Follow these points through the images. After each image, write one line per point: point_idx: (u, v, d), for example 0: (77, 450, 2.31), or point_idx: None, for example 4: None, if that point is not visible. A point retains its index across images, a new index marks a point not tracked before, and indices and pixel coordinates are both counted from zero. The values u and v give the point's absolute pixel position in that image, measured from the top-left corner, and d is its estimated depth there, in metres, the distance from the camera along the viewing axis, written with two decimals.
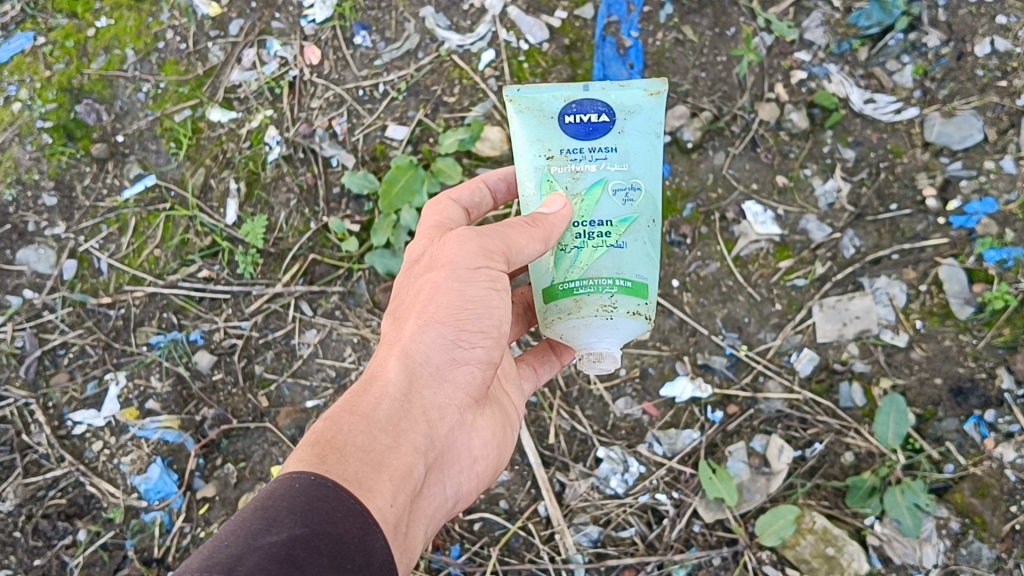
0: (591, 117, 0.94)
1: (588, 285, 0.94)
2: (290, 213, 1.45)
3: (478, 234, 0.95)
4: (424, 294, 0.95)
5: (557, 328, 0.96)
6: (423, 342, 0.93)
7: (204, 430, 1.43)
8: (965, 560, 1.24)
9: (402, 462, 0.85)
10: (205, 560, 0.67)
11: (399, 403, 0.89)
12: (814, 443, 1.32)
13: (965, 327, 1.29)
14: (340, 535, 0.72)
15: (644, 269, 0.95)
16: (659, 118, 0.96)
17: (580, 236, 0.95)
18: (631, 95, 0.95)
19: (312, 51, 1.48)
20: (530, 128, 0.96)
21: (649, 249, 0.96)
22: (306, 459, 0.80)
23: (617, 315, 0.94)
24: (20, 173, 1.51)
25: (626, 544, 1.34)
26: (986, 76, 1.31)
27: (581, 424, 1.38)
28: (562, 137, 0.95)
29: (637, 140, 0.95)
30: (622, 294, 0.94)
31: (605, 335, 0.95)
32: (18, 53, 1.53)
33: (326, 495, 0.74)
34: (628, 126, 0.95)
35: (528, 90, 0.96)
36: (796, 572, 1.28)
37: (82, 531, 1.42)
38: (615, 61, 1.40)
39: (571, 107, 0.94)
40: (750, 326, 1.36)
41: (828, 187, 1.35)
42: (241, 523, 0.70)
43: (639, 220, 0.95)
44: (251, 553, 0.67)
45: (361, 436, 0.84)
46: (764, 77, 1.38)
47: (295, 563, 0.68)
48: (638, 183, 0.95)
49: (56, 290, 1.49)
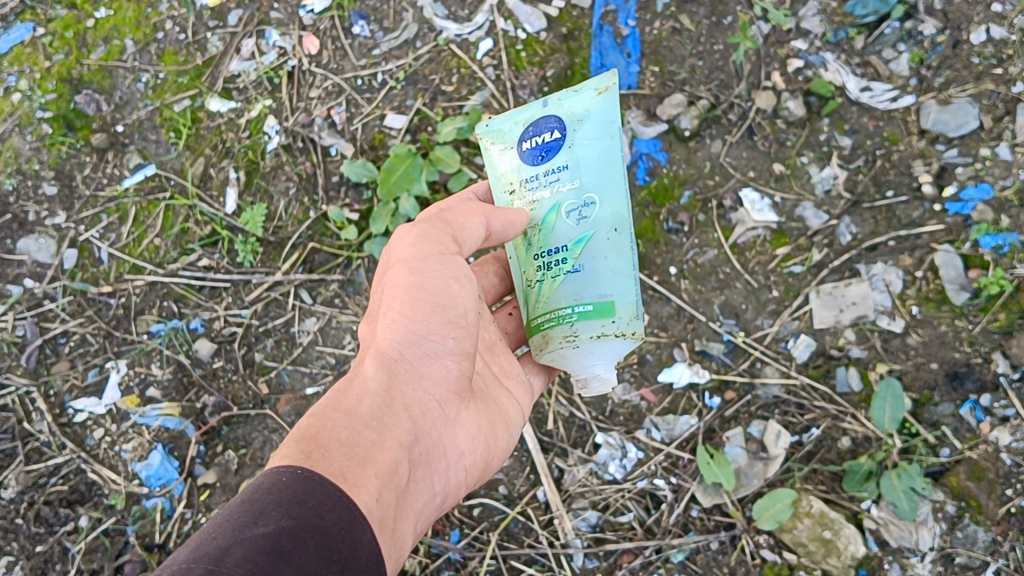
0: (545, 136, 0.97)
1: (551, 318, 1.00)
2: (289, 202, 1.46)
3: (415, 228, 0.99)
4: (389, 296, 0.97)
5: (545, 360, 1.03)
6: (394, 338, 0.94)
7: (204, 417, 1.44)
8: (960, 543, 1.24)
9: (384, 457, 0.86)
10: (192, 553, 0.65)
11: (378, 399, 0.90)
12: (811, 429, 1.33)
13: (960, 312, 1.29)
14: (327, 528, 0.71)
15: (607, 288, 0.98)
16: (612, 116, 0.96)
17: (541, 267, 1.00)
18: (582, 99, 0.96)
19: (311, 41, 1.49)
20: (495, 158, 1.02)
21: (613, 262, 0.99)
22: (289, 455, 0.79)
23: (582, 341, 0.99)
24: (20, 163, 1.52)
25: (625, 529, 1.34)
26: (981, 64, 1.32)
27: (579, 410, 1.39)
28: (520, 166, 1.00)
29: (589, 148, 0.97)
30: (581, 321, 0.98)
31: (583, 362, 1.00)
32: (18, 45, 1.55)
33: (312, 489, 0.74)
34: (578, 137, 0.96)
35: (495, 121, 1.01)
36: (792, 555, 1.30)
37: (83, 517, 1.43)
38: (612, 49, 1.42)
39: (527, 131, 0.98)
40: (747, 313, 1.37)
41: (825, 174, 1.36)
42: (226, 519, 0.69)
43: (597, 236, 0.98)
44: (238, 545, 0.66)
45: (343, 433, 0.84)
46: (761, 65, 1.39)
47: (284, 553, 0.67)
48: (591, 198, 0.97)
49: (56, 280, 1.49)
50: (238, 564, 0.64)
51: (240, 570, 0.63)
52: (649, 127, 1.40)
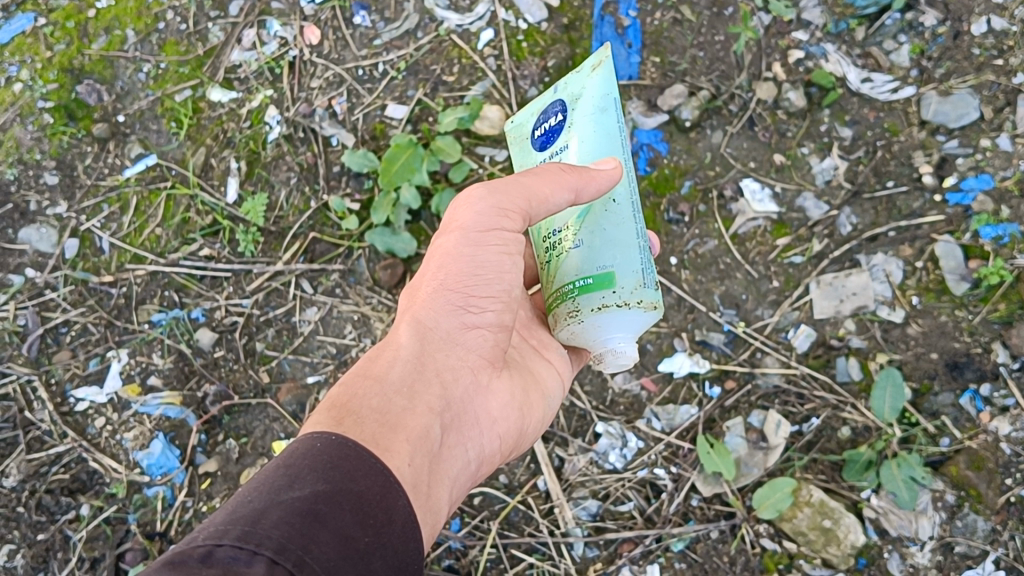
0: (551, 121, 1.00)
1: (558, 296, 0.96)
2: (290, 192, 1.46)
3: (489, 192, 0.91)
4: (437, 259, 0.95)
5: (567, 340, 0.99)
6: (432, 306, 0.94)
7: (205, 406, 1.44)
8: (960, 532, 1.25)
9: (417, 424, 0.86)
10: (229, 515, 0.67)
11: (409, 366, 0.91)
12: (811, 418, 1.33)
13: (960, 303, 1.29)
14: (362, 492, 0.72)
15: (606, 259, 0.92)
16: (608, 91, 0.95)
17: (551, 247, 0.98)
18: (579, 79, 0.97)
19: (312, 32, 1.49)
20: (518, 152, 1.06)
21: (612, 232, 0.93)
22: (322, 422, 0.81)
23: (585, 316, 0.93)
24: (21, 153, 1.52)
25: (625, 518, 1.35)
26: (982, 55, 1.32)
27: (580, 399, 1.39)
28: (534, 154, 1.03)
29: (584, 125, 0.95)
30: (583, 294, 0.93)
31: (597, 337, 0.96)
32: (19, 35, 1.55)
33: (347, 454, 0.75)
34: (575, 114, 0.96)
35: (519, 118, 1.06)
36: (792, 544, 1.30)
37: (84, 506, 1.43)
38: (614, 40, 1.42)
39: (540, 119, 1.02)
40: (748, 304, 1.37)
41: (825, 165, 1.36)
42: (263, 482, 0.71)
43: (593, 209, 0.94)
44: (275, 507, 0.67)
45: (374, 399, 0.86)
46: (762, 56, 1.39)
47: (319, 515, 0.68)
48: None
49: (58, 269, 1.50)
50: (273, 526, 0.65)
51: (275, 532, 0.64)
52: (650, 118, 1.40)
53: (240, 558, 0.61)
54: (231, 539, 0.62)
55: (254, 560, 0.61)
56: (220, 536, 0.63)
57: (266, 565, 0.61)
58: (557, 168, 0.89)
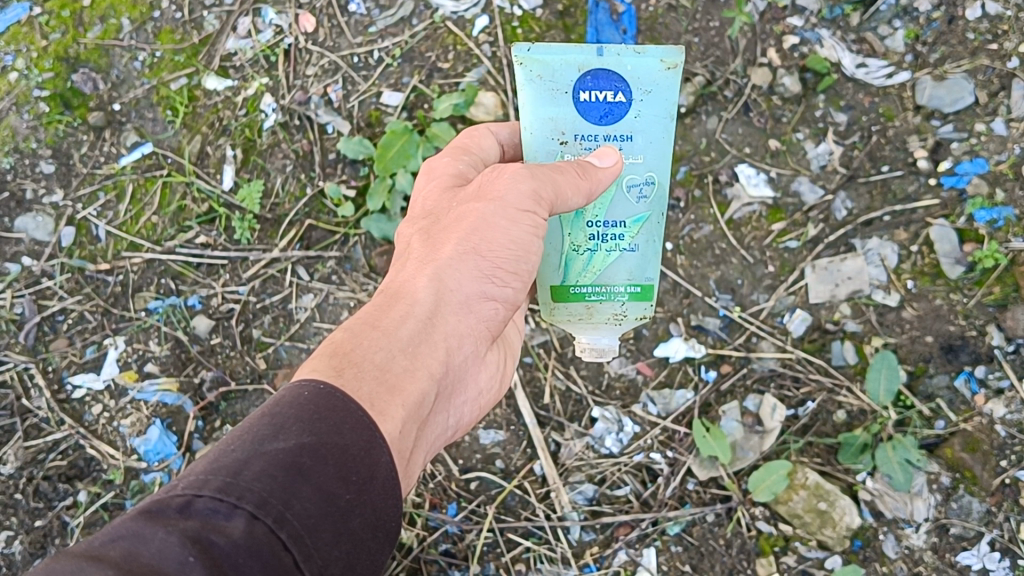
0: (606, 94, 0.96)
1: (601, 292, 1.03)
2: (286, 179, 1.46)
3: (532, 175, 0.93)
4: (467, 223, 0.96)
5: (566, 324, 1.06)
6: (455, 268, 0.94)
7: (202, 393, 1.46)
8: (955, 513, 1.26)
9: (417, 389, 0.86)
10: (212, 463, 0.69)
11: (421, 325, 0.90)
12: (806, 402, 1.34)
13: (955, 286, 1.30)
14: (347, 446, 0.73)
15: (655, 272, 1.04)
16: (674, 94, 0.98)
17: (593, 238, 1.01)
18: (648, 68, 0.96)
19: (307, 19, 1.48)
20: (540, 98, 0.97)
21: (660, 245, 1.04)
22: (322, 370, 0.81)
23: (625, 321, 1.06)
24: (17, 142, 1.52)
25: (622, 502, 1.36)
26: (977, 39, 1.30)
27: (576, 384, 1.39)
28: (573, 117, 0.97)
29: (653, 128, 0.98)
30: (632, 301, 1.04)
31: (610, 336, 1.07)
32: (14, 24, 1.52)
33: (335, 406, 0.75)
34: (645, 104, 0.97)
35: (544, 55, 0.96)
36: (788, 527, 1.31)
37: (82, 492, 1.46)
38: (608, 26, 1.40)
39: (585, 80, 0.95)
40: (743, 288, 1.37)
41: (820, 150, 1.35)
42: (247, 430, 0.72)
43: (651, 217, 1.02)
44: (257, 458, 0.69)
45: (380, 354, 0.85)
46: (757, 42, 1.37)
47: (302, 469, 0.69)
48: (652, 176, 1.00)
49: (54, 258, 1.50)
50: (255, 479, 0.67)
51: (257, 485, 0.67)
52: None
53: (219, 512, 0.64)
54: (211, 490, 0.65)
55: (233, 514, 0.64)
56: (200, 486, 0.66)
57: (246, 520, 0.64)
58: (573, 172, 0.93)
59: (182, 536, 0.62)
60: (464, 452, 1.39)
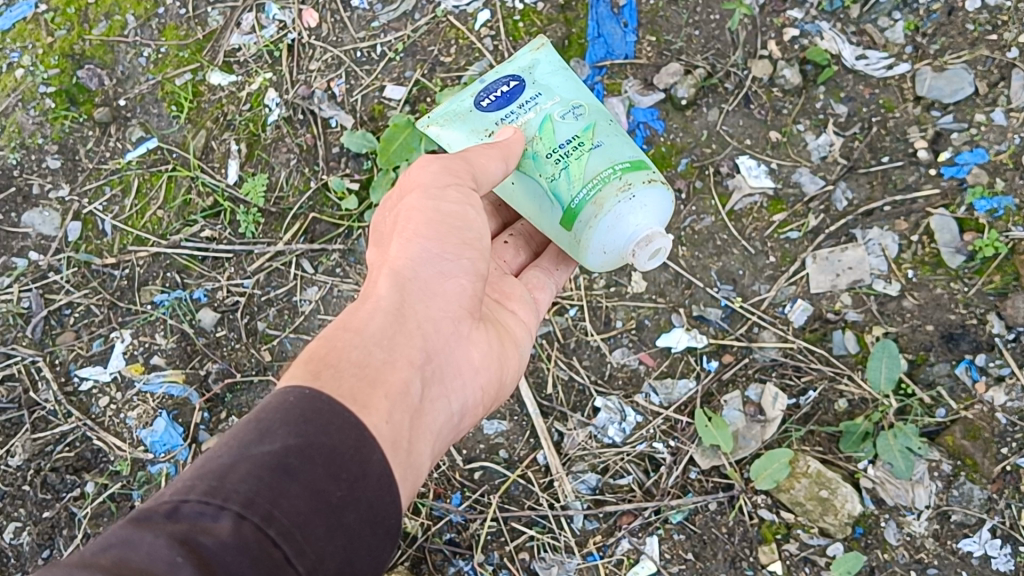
0: (502, 89, 1.08)
1: (595, 184, 1.00)
2: (290, 173, 1.48)
3: (442, 159, 0.99)
4: (402, 220, 0.98)
5: (599, 237, 1.01)
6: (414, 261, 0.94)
7: (208, 384, 1.45)
8: (955, 501, 1.26)
9: (397, 377, 0.85)
10: (198, 470, 0.67)
11: (388, 318, 0.90)
12: (808, 391, 1.33)
13: (955, 275, 1.30)
14: (335, 445, 0.71)
15: (631, 152, 1.03)
16: (557, 60, 1.11)
17: (560, 159, 1.02)
18: (523, 59, 1.11)
19: (310, 14, 1.52)
20: (456, 129, 1.09)
21: (621, 139, 1.05)
22: (299, 375, 0.79)
23: (635, 189, 1.00)
24: (23, 138, 1.54)
25: (624, 491, 1.36)
26: (976, 30, 1.33)
27: (579, 373, 1.41)
28: (486, 116, 1.07)
29: (552, 81, 1.09)
30: (627, 173, 1.00)
31: (640, 214, 1.01)
32: (20, 21, 1.58)
33: (320, 408, 0.73)
34: (537, 75, 1.09)
35: (440, 112, 1.11)
36: (790, 514, 1.31)
37: (89, 483, 1.44)
38: (609, 19, 1.43)
39: (481, 95, 1.09)
40: (745, 279, 1.37)
41: (821, 141, 1.37)
42: (234, 436, 0.71)
43: (598, 123, 1.05)
44: (244, 461, 0.67)
45: (354, 352, 0.85)
46: (757, 34, 1.40)
47: (290, 469, 0.67)
48: (576, 102, 1.06)
49: (61, 252, 1.52)
50: (241, 480, 0.65)
51: (243, 486, 0.65)
52: (645, 97, 1.41)
53: (206, 514, 0.62)
54: (197, 494, 0.64)
55: (220, 515, 0.62)
56: (186, 491, 0.64)
57: (233, 520, 0.62)
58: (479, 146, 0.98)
59: (169, 539, 0.60)
60: (467, 443, 1.41)
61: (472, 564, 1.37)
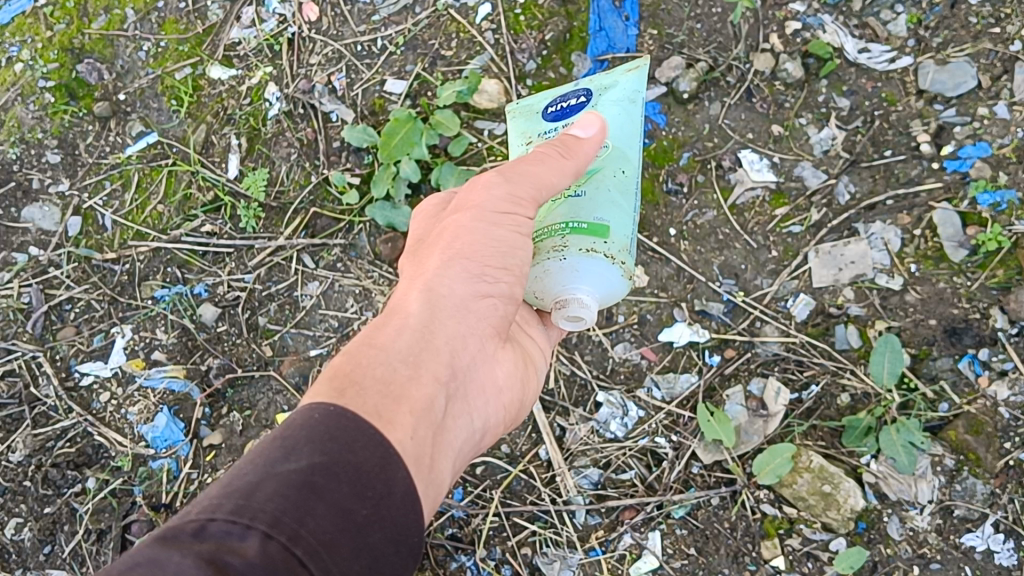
0: (569, 101, 1.03)
1: (544, 232, 0.98)
2: (291, 167, 1.47)
3: (507, 176, 0.93)
4: (451, 232, 0.95)
5: (533, 288, 0.98)
6: (449, 277, 0.92)
7: (209, 379, 1.45)
8: (959, 495, 1.26)
9: (422, 394, 0.84)
10: (224, 488, 0.66)
11: (418, 334, 0.88)
12: (810, 385, 1.33)
13: (959, 269, 1.30)
14: (359, 463, 0.70)
15: (604, 213, 0.97)
16: (638, 89, 1.03)
17: None
18: (613, 73, 1.03)
19: (310, 8, 1.50)
20: (518, 122, 1.08)
21: (618, 199, 0.99)
22: (323, 392, 0.78)
23: (569, 254, 0.95)
24: (23, 133, 1.54)
25: (626, 486, 1.36)
26: (979, 23, 1.32)
27: (580, 368, 1.40)
28: (541, 120, 1.05)
29: (610, 110, 1.01)
30: (574, 233, 0.96)
31: (569, 280, 0.95)
32: (20, 15, 1.56)
33: (345, 424, 0.73)
34: (604, 99, 1.02)
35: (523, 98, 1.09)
36: (792, 509, 1.31)
37: (91, 479, 1.45)
38: (611, 13, 1.42)
39: (554, 99, 1.04)
40: (747, 273, 1.37)
41: (823, 135, 1.36)
42: (259, 453, 0.70)
43: (604, 172, 0.99)
44: (270, 480, 0.66)
45: (379, 369, 0.83)
46: (759, 27, 1.38)
47: (316, 488, 0.66)
48: (604, 141, 1.00)
49: (61, 247, 1.51)
50: (268, 499, 0.64)
51: (270, 505, 0.63)
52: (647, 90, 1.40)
53: (233, 533, 0.61)
54: (225, 513, 0.62)
55: (247, 534, 0.61)
56: (213, 509, 0.63)
57: (260, 540, 0.60)
58: (554, 152, 0.94)
59: (196, 559, 0.58)
60: None
61: (473, 559, 1.38)
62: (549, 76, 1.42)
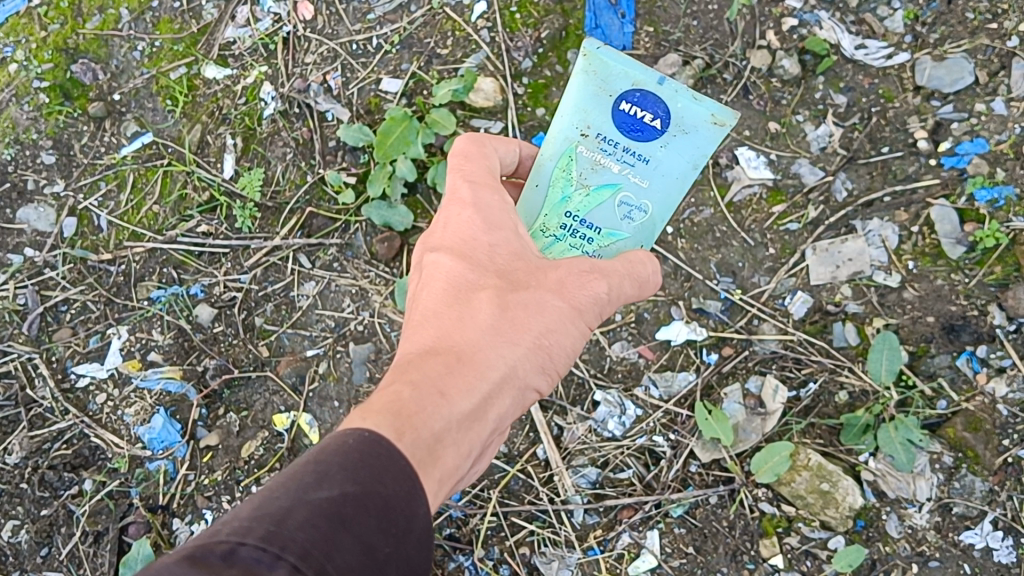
0: (645, 117, 1.03)
1: None
2: (287, 167, 1.47)
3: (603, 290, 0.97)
4: (533, 306, 0.94)
5: None
6: (519, 348, 0.92)
7: (206, 380, 1.45)
8: (958, 493, 1.26)
9: (464, 463, 0.84)
10: (255, 509, 0.65)
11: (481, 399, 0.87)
12: (809, 383, 1.33)
13: (956, 266, 1.29)
14: (389, 496, 0.70)
15: None
16: (706, 149, 1.04)
17: (564, 226, 1.05)
18: (697, 112, 1.03)
19: (305, 6, 1.49)
20: (585, 90, 1.04)
21: None
22: (388, 432, 0.77)
23: None
24: (18, 134, 1.52)
25: (625, 485, 1.35)
26: (976, 19, 1.31)
27: (578, 367, 1.38)
28: (606, 118, 1.04)
29: (670, 163, 1.04)
30: None
31: None
32: (14, 15, 1.55)
33: (379, 453, 0.73)
34: (674, 142, 1.03)
35: (608, 54, 1.04)
36: (791, 507, 1.31)
37: (88, 481, 1.45)
38: (606, 9, 1.41)
39: (633, 96, 1.03)
40: (744, 271, 1.36)
41: (820, 132, 1.35)
42: (292, 476, 0.69)
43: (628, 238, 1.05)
44: (301, 507, 0.65)
45: (440, 423, 0.82)
46: (756, 24, 1.38)
47: (345, 519, 0.66)
48: (646, 205, 1.04)
49: (56, 248, 1.51)
50: (298, 528, 0.63)
51: (300, 535, 0.63)
52: None
53: (263, 561, 0.59)
54: (254, 539, 0.61)
55: (276, 564, 0.60)
56: (243, 534, 0.62)
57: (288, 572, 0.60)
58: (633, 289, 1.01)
59: None
60: None
61: (472, 559, 1.37)
62: (545, 74, 1.42)
